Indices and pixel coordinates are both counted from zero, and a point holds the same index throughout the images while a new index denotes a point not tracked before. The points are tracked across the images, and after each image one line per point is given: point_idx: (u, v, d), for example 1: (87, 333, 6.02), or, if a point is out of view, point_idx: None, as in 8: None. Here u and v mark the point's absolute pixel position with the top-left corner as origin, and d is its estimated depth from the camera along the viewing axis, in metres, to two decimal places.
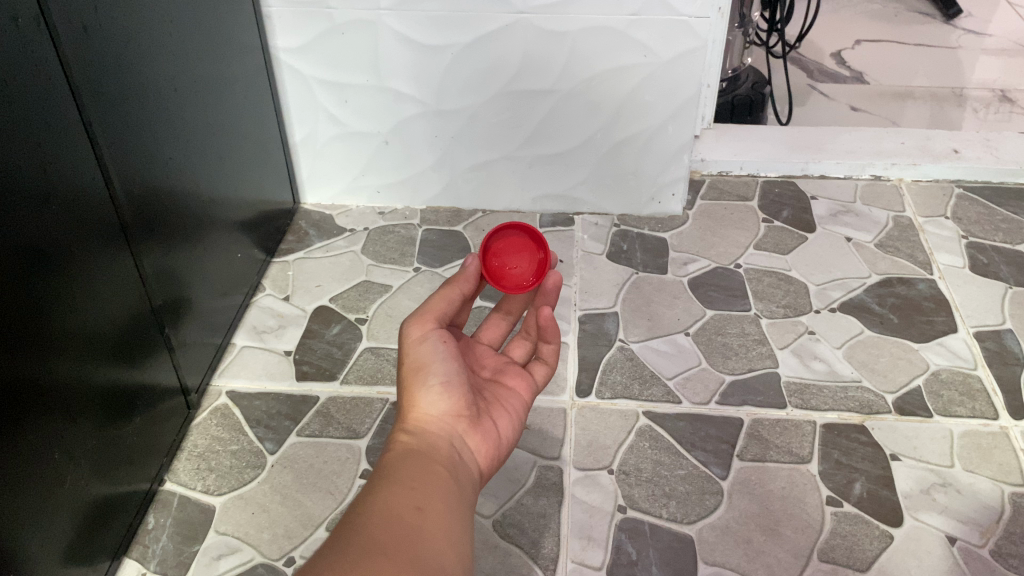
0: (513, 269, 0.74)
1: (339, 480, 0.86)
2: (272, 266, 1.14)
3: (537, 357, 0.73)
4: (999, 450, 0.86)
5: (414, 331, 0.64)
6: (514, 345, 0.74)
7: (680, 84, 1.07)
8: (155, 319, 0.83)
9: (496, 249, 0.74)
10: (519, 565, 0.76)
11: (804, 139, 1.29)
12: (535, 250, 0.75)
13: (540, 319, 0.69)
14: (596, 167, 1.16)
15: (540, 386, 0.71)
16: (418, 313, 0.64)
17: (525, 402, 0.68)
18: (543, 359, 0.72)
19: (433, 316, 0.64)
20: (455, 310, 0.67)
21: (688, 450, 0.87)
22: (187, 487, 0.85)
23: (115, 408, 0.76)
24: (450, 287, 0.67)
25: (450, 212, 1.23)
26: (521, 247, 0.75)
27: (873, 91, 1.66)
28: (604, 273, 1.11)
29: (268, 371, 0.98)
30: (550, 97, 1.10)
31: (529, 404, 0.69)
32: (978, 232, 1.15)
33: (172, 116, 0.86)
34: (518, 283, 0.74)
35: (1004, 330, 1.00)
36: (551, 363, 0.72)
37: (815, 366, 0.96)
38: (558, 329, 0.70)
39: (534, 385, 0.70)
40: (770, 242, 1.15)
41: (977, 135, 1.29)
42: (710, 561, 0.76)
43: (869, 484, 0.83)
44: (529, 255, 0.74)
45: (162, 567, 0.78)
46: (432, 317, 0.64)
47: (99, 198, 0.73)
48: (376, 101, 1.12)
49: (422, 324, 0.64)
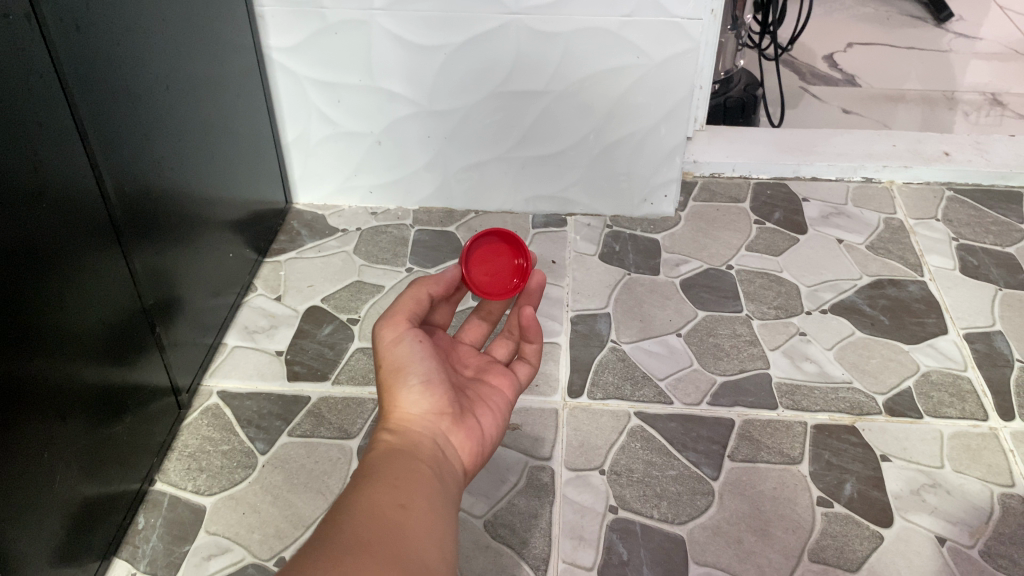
0: (494, 276, 0.76)
1: (330, 481, 0.86)
2: (264, 266, 1.14)
3: (519, 357, 0.73)
4: (989, 451, 0.86)
5: (387, 333, 0.63)
6: (497, 345, 0.74)
7: (673, 85, 1.07)
8: (145, 317, 0.83)
9: (475, 257, 0.76)
10: (510, 565, 0.77)
11: (796, 141, 1.30)
12: (513, 254, 0.77)
13: (522, 319, 0.68)
14: (589, 168, 1.17)
15: (522, 386, 0.72)
16: (390, 314, 0.64)
17: (509, 400, 0.68)
18: (525, 359, 0.72)
19: (405, 316, 0.64)
20: (425, 310, 0.66)
21: (679, 451, 0.87)
22: (177, 487, 0.85)
23: (105, 407, 0.76)
24: (419, 286, 0.66)
25: (443, 212, 1.23)
26: (497, 253, 0.77)
27: (865, 93, 1.67)
28: (596, 274, 1.11)
29: (260, 372, 0.98)
30: (542, 98, 1.10)
31: (513, 403, 0.69)
32: (969, 234, 1.16)
33: (164, 114, 0.86)
34: (501, 288, 0.76)
35: (994, 332, 1.00)
36: (534, 362, 0.73)
37: (806, 366, 0.96)
38: (540, 329, 0.69)
39: (517, 385, 0.70)
40: (762, 244, 1.15)
41: (968, 137, 1.30)
42: (701, 561, 0.77)
43: (859, 484, 0.83)
44: (508, 260, 0.77)
45: (152, 567, 0.78)
46: (405, 317, 0.64)
47: (90, 196, 0.73)
48: (368, 101, 1.12)
49: (396, 324, 0.63)
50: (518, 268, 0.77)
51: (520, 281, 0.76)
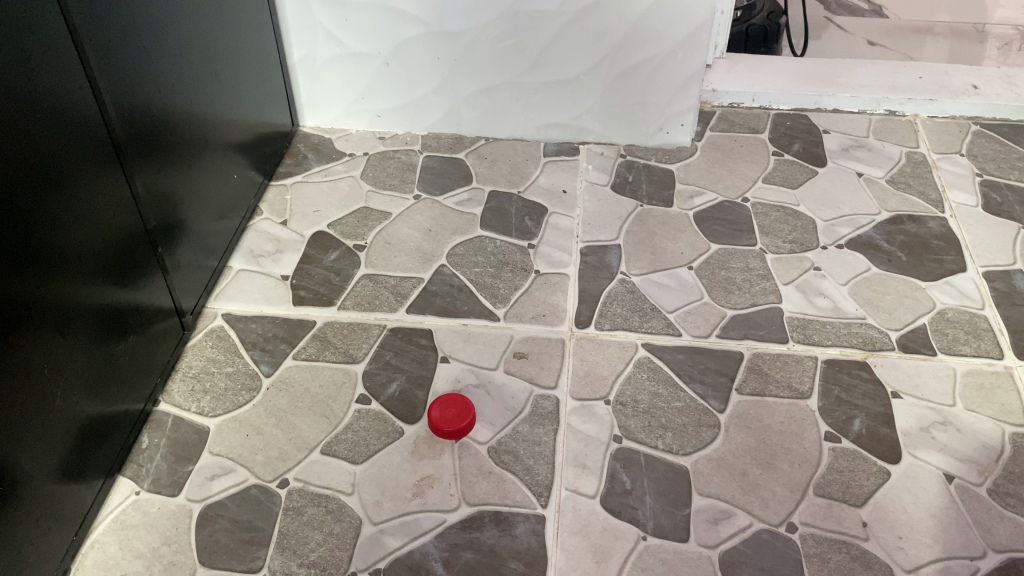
0: (450, 413, 0.82)
1: (335, 406, 0.85)
2: (270, 190, 1.11)
3: None
4: (1003, 390, 0.85)
5: None
6: None
7: (691, 10, 1.03)
8: (148, 238, 0.81)
9: (449, 420, 0.81)
10: (514, 492, 0.77)
11: (819, 70, 1.25)
12: (464, 411, 0.82)
13: None
14: (604, 95, 1.13)
15: None
16: None
17: None
18: None
19: None
20: None
21: (686, 383, 0.86)
22: (181, 408, 0.85)
23: (108, 325, 0.75)
24: None
25: (452, 139, 1.20)
26: (456, 417, 0.81)
27: (891, 25, 1.60)
28: (608, 205, 1.08)
29: (265, 295, 0.97)
30: (556, 20, 1.06)
31: None
32: (994, 170, 1.12)
33: (165, 29, 0.83)
34: (449, 416, 0.81)
35: (1015, 271, 0.98)
36: None
37: (820, 302, 0.94)
38: None
39: None
40: (779, 176, 1.12)
41: (998, 70, 1.25)
42: (705, 493, 0.76)
43: (869, 420, 0.82)
44: (458, 413, 0.82)
45: (156, 486, 0.78)
46: None
47: (88, 107, 0.71)
48: (377, 21, 1.09)
49: None
50: (463, 410, 0.82)
51: (463, 413, 0.81)
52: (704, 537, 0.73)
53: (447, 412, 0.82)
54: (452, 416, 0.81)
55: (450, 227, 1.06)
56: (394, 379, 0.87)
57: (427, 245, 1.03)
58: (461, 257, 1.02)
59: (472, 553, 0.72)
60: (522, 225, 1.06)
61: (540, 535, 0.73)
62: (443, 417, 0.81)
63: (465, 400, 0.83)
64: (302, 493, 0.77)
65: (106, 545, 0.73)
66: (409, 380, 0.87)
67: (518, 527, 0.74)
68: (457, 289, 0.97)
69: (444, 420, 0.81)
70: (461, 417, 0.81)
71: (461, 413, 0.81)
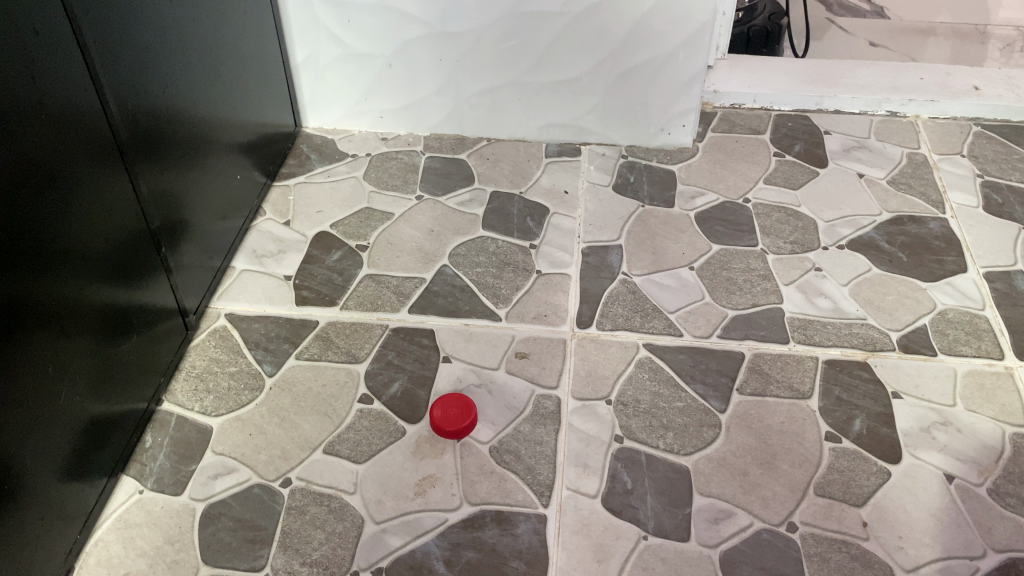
0: (451, 413, 0.82)
1: (337, 406, 0.85)
2: (273, 190, 1.12)
3: None
4: (1003, 390, 0.85)
5: None
6: None
7: (692, 10, 1.04)
8: (152, 238, 0.82)
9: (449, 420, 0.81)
10: (515, 491, 0.77)
11: (820, 71, 1.25)
12: (465, 411, 0.82)
13: None
14: (606, 95, 1.13)
15: None
16: None
17: None
18: None
19: None
20: None
21: (687, 383, 0.86)
22: (184, 407, 0.85)
23: (112, 324, 0.75)
24: None
25: (454, 140, 1.20)
26: (456, 416, 0.82)
27: (893, 26, 1.60)
28: (610, 206, 1.09)
29: (268, 295, 0.97)
30: (558, 20, 1.06)
31: None
32: (995, 171, 1.12)
33: (169, 30, 0.84)
34: (450, 416, 0.82)
35: (1016, 271, 0.98)
36: None
37: (821, 303, 0.94)
38: None
39: None
40: (780, 176, 1.12)
41: (1000, 71, 1.25)
42: (706, 493, 0.77)
43: (869, 421, 0.82)
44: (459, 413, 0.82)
45: (159, 485, 0.78)
46: None
47: (92, 109, 0.71)
48: (379, 22, 1.09)
49: None
50: (464, 410, 0.82)
51: (465, 413, 0.82)
52: (705, 537, 0.73)
53: (447, 411, 0.82)
54: (453, 416, 0.82)
55: (451, 227, 1.06)
56: (396, 378, 0.88)
57: (429, 245, 1.04)
58: (463, 257, 1.02)
59: (473, 552, 0.73)
60: (524, 226, 1.06)
61: (541, 535, 0.74)
62: (444, 416, 0.82)
63: (466, 400, 0.83)
64: (305, 492, 0.78)
65: (110, 544, 0.74)
66: (411, 379, 0.87)
67: (519, 526, 0.74)
68: (458, 289, 0.98)
69: (444, 420, 0.81)
70: (461, 416, 0.82)
71: (462, 413, 0.82)
